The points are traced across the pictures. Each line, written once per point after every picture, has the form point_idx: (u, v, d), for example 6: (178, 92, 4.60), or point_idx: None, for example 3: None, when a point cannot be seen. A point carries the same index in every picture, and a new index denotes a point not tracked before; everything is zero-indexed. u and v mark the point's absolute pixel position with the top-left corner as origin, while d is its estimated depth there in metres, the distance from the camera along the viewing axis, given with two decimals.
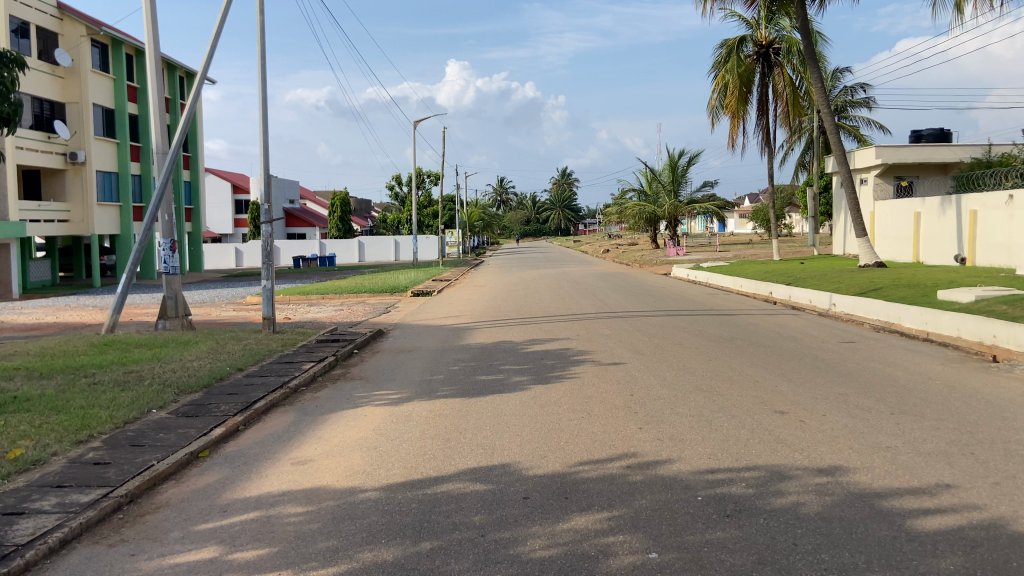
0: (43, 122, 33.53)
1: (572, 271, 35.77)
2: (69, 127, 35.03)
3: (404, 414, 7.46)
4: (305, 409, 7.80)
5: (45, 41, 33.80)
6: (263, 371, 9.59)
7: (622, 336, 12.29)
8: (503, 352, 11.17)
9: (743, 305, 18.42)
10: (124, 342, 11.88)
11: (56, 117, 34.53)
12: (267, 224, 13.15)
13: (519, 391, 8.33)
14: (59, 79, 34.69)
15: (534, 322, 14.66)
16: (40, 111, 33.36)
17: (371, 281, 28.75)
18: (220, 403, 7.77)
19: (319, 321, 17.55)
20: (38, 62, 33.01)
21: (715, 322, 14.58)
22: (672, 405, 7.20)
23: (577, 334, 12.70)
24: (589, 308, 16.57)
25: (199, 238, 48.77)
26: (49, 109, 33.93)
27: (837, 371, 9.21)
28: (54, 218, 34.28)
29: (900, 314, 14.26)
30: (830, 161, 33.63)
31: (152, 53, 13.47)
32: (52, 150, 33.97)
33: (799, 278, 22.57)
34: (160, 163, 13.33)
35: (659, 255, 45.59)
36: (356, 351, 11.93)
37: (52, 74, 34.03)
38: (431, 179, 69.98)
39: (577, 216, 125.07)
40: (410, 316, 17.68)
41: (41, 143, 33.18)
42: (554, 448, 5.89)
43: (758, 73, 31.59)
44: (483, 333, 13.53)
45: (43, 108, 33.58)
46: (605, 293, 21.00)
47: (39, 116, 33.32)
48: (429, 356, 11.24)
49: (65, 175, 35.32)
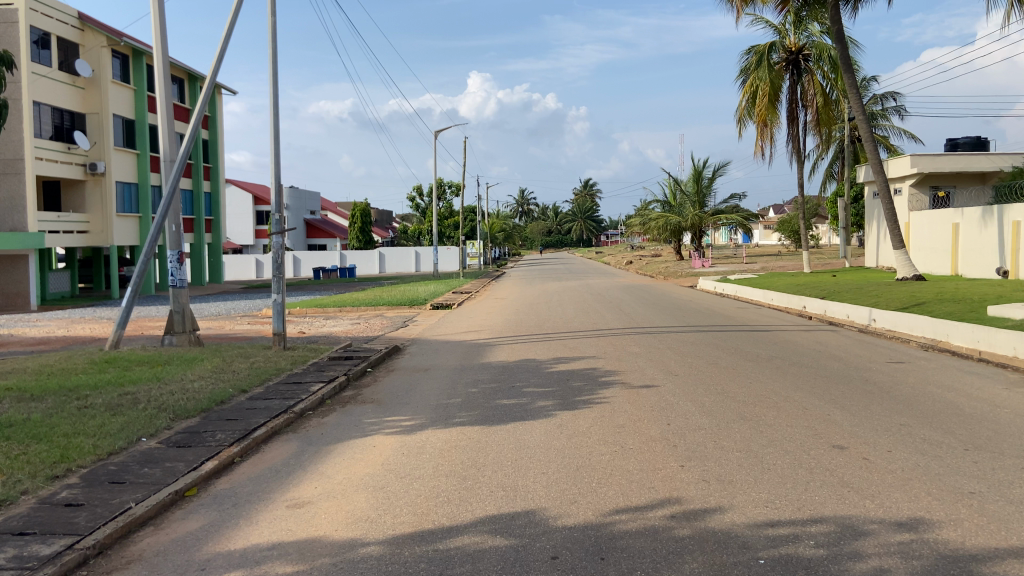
0: (64, 133, 33.34)
1: (595, 282, 35.09)
2: (90, 138, 34.87)
3: (416, 445, 6.76)
4: (309, 438, 7.12)
5: (68, 52, 33.64)
6: (268, 394, 8.93)
7: (653, 355, 11.52)
8: (526, 372, 10.45)
9: (777, 320, 17.55)
10: (127, 359, 11.31)
11: (77, 128, 34.36)
12: (278, 236, 12.51)
13: (543, 417, 7.60)
14: (80, 90, 34.56)
15: (559, 338, 13.92)
16: (61, 122, 33.15)
17: (391, 293, 28.18)
18: (216, 432, 7.10)
19: (334, 336, 16.92)
20: (59, 72, 32.86)
21: (751, 339, 13.75)
22: (716, 438, 6.43)
23: (605, 352, 11.95)
24: (616, 324, 15.79)
25: (220, 250, 48.56)
26: (70, 120, 33.73)
27: (893, 396, 8.39)
28: (74, 229, 34.07)
29: (948, 331, 13.35)
30: (862, 170, 32.56)
31: (160, 58, 12.97)
32: (72, 161, 33.80)
33: (834, 292, 21.63)
34: (168, 171, 12.79)
35: (685, 267, 44.72)
36: (370, 370, 11.24)
37: (73, 85, 33.87)
38: (452, 190, 69.56)
39: (599, 227, 124.20)
40: (429, 330, 17.01)
41: (61, 154, 32.96)
42: (585, 492, 5.14)
43: (787, 80, 30.70)
44: (504, 350, 12.80)
45: (64, 119, 33.37)
46: (631, 306, 20.23)
47: (60, 127, 33.11)
48: (446, 376, 10.53)
49: (86, 187, 35.14)
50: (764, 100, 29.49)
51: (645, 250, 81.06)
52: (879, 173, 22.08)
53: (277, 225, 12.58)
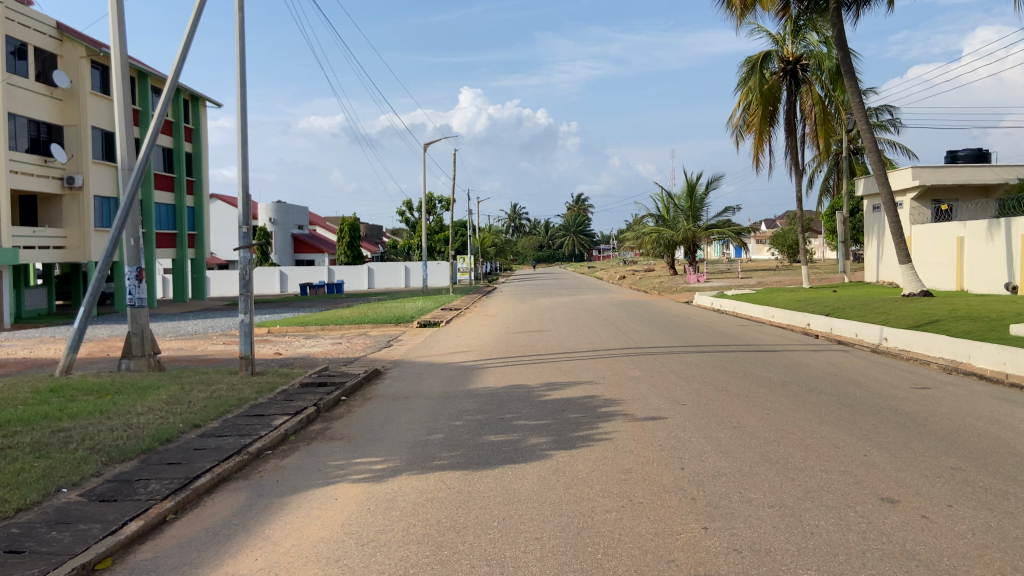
0: (40, 146, 32.20)
1: (587, 298, 34.24)
2: (67, 151, 33.78)
3: (387, 495, 5.71)
4: (260, 488, 6.07)
5: (45, 62, 32.60)
6: (223, 429, 7.87)
7: (659, 380, 10.51)
8: (516, 400, 9.42)
9: (782, 339, 16.60)
10: (75, 387, 10.21)
11: (55, 140, 33.24)
12: (244, 250, 11.42)
13: (536, 459, 6.57)
14: (58, 102, 33.48)
15: (552, 360, 12.88)
16: (37, 134, 32.02)
17: (375, 310, 27.13)
18: (150, 481, 6.04)
19: (312, 357, 15.85)
20: (36, 83, 31.82)
21: (759, 360, 12.75)
22: (742, 488, 5.41)
23: (604, 377, 10.91)
24: (613, 343, 14.78)
25: (204, 265, 47.39)
26: (47, 132, 32.64)
27: (932, 431, 7.40)
28: (50, 245, 32.84)
29: (970, 352, 12.39)
30: (860, 183, 31.71)
31: (118, 59, 11.99)
32: (49, 174, 32.63)
33: (839, 308, 20.71)
34: (126, 180, 11.78)
35: (679, 281, 43.85)
36: (346, 399, 10.18)
37: (50, 96, 32.83)
38: (443, 204, 68.66)
39: (591, 241, 123.43)
40: (413, 351, 15.95)
41: (37, 168, 31.83)
42: (590, 569, 4.10)
43: (784, 91, 29.89)
44: (493, 373, 11.76)
45: (41, 132, 32.24)
46: (627, 324, 19.25)
47: (36, 139, 31.98)
48: (428, 406, 9.48)
49: (63, 201, 33.97)
50: (760, 111, 28.71)
51: (637, 264, 80.26)
52: (884, 184, 21.19)
53: (244, 238, 11.52)
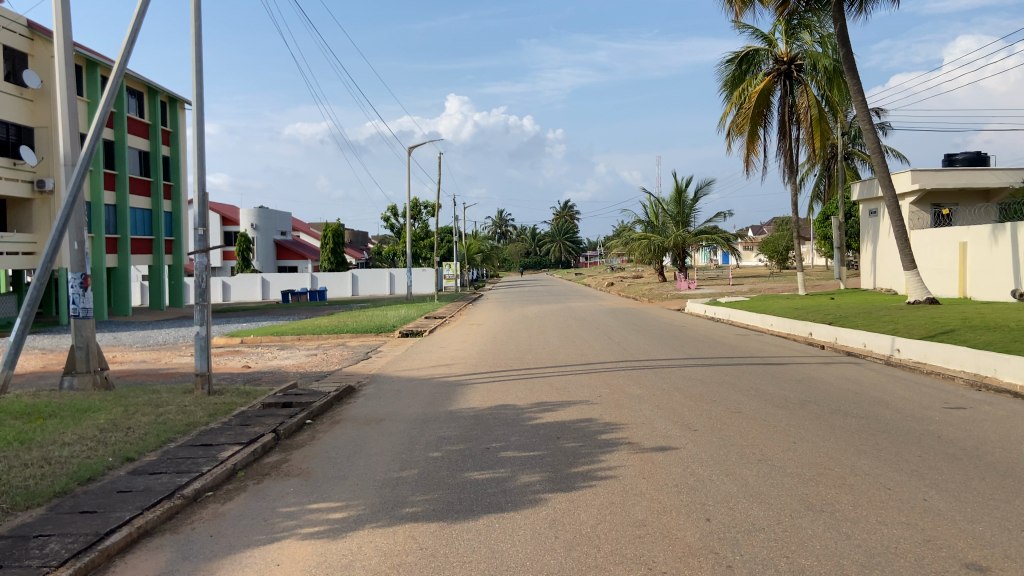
0: (8, 147, 30.85)
1: (577, 305, 33.19)
2: (37, 153, 32.42)
3: (342, 557, 4.56)
4: (187, 547, 4.89)
5: (13, 61, 31.33)
6: (158, 465, 6.68)
7: (664, 399, 9.39)
8: (504, 424, 8.28)
9: (787, 349, 15.56)
10: (3, 410, 8.99)
11: (24, 142, 31.85)
12: (199, 254, 10.24)
13: (531, 504, 5.44)
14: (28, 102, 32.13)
15: (542, 376, 11.75)
16: (5, 135, 30.68)
17: (355, 319, 25.93)
18: (50, 539, 4.85)
19: (282, 372, 14.62)
20: (4, 82, 30.52)
21: (767, 375, 11.68)
22: (792, 554, 4.29)
23: (601, 395, 9.78)
24: (608, 357, 13.66)
25: (181, 272, 45.99)
26: (15, 134, 31.29)
27: (988, 465, 6.33)
28: (18, 251, 31.32)
29: (996, 365, 11.36)
30: (855, 187, 30.75)
31: (60, 43, 10.78)
32: (17, 177, 31.21)
33: (841, 317, 19.72)
34: (69, 176, 10.60)
35: (669, 288, 42.90)
36: (312, 422, 9.03)
37: (20, 96, 31.48)
38: (428, 210, 67.50)
39: (578, 248, 122.40)
40: (391, 364, 14.78)
41: (4, 170, 30.44)
42: None
43: (779, 92, 29.02)
44: (477, 391, 10.62)
45: (9, 133, 30.91)
46: (620, 334, 18.18)
47: (4, 140, 30.63)
48: (403, 431, 8.33)
49: (33, 206, 32.53)
50: (752, 110, 27.63)
51: (625, 271, 79.33)
52: (888, 187, 20.18)
53: (200, 241, 10.35)
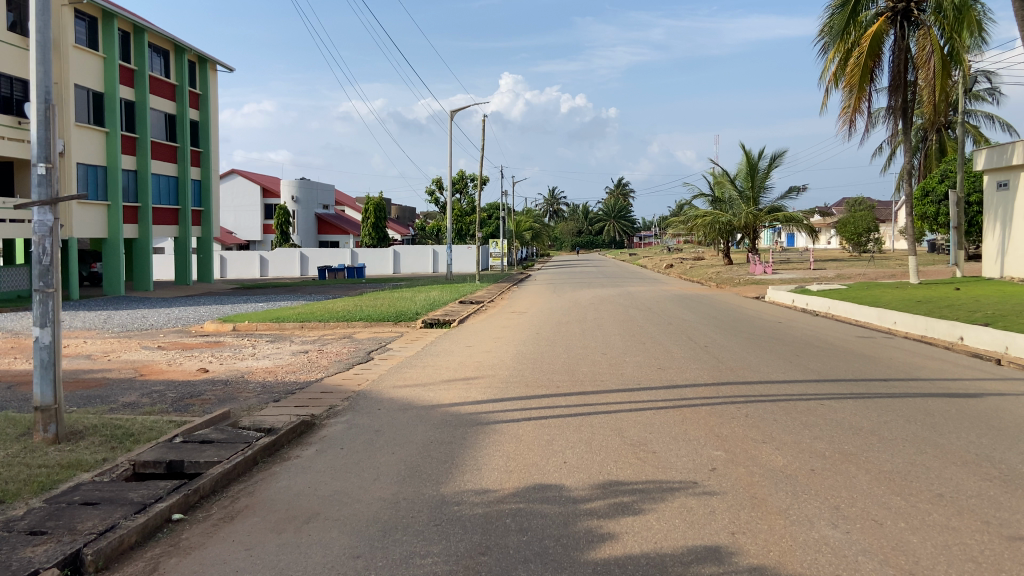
0: (14, 104, 28.54)
1: (639, 291, 28.56)
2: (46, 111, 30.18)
3: None
4: None
5: (21, 11, 28.94)
6: None
7: (848, 496, 4.96)
8: (536, 561, 3.96)
9: (953, 366, 10.90)
10: None
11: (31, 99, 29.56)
12: (39, 209, 6.19)
13: None
14: None
15: (608, 414, 7.40)
16: (9, 91, 28.38)
17: (376, 302, 21.93)
18: None
19: (241, 382, 10.45)
20: (8, 33, 28.13)
21: (977, 423, 7.13)
22: None
23: (719, 474, 5.40)
24: (701, 378, 9.20)
25: (209, 245, 42.43)
26: (21, 90, 28.90)
27: None
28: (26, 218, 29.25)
29: None
30: (979, 154, 25.34)
31: None
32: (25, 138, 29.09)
33: (998, 316, 14.85)
34: None
35: (741, 273, 37.82)
36: (183, 518, 4.89)
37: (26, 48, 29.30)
38: (474, 183, 63.23)
39: (633, 228, 116.49)
40: (391, 375, 10.62)
41: (9, 129, 28.21)
42: None
43: (892, 39, 23.65)
44: (501, 445, 6.38)
45: (15, 88, 28.65)
46: (706, 335, 13.69)
47: (8, 97, 28.31)
48: (329, 559, 4.11)
49: None
50: (863, 60, 22.37)
51: (685, 253, 73.95)
52: None
53: (43, 188, 6.27)
